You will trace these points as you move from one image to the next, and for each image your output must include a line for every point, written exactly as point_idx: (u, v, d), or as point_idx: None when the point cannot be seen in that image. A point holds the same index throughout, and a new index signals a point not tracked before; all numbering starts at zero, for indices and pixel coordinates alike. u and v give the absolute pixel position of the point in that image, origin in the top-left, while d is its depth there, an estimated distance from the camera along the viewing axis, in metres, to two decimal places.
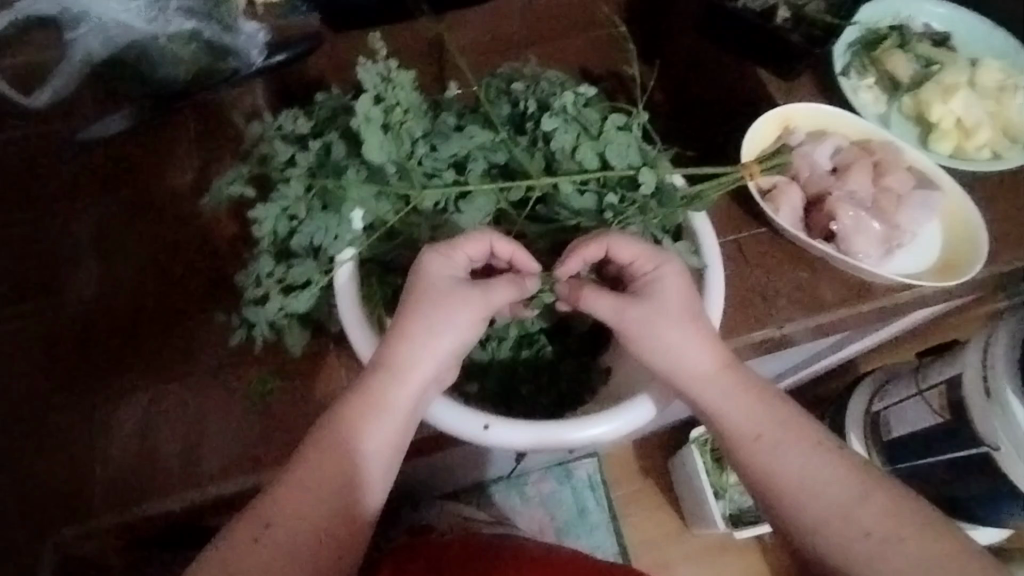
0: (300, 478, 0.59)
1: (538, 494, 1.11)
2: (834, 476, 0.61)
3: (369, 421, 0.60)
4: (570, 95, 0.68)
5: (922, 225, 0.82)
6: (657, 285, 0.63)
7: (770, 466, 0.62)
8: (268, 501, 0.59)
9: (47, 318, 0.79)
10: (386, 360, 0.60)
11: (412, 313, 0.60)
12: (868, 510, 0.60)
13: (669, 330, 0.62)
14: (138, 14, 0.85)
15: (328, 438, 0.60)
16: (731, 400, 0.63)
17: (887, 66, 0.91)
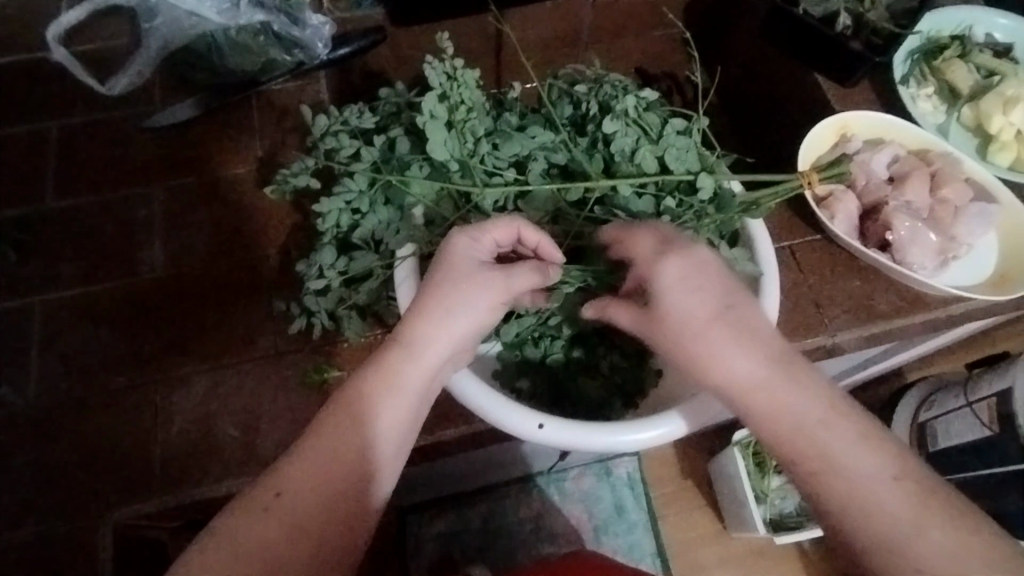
0: (326, 445, 0.55)
1: (578, 490, 1.12)
2: (890, 503, 0.52)
3: (384, 399, 0.57)
4: (632, 99, 0.69)
5: (977, 237, 0.81)
6: (665, 291, 0.59)
7: (827, 480, 0.54)
8: (290, 464, 0.55)
9: (113, 299, 0.82)
10: (404, 337, 0.59)
11: (437, 286, 0.59)
12: (923, 539, 0.51)
13: (686, 340, 0.58)
14: (212, 7, 0.81)
15: (350, 405, 0.56)
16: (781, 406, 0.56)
17: (947, 76, 0.90)
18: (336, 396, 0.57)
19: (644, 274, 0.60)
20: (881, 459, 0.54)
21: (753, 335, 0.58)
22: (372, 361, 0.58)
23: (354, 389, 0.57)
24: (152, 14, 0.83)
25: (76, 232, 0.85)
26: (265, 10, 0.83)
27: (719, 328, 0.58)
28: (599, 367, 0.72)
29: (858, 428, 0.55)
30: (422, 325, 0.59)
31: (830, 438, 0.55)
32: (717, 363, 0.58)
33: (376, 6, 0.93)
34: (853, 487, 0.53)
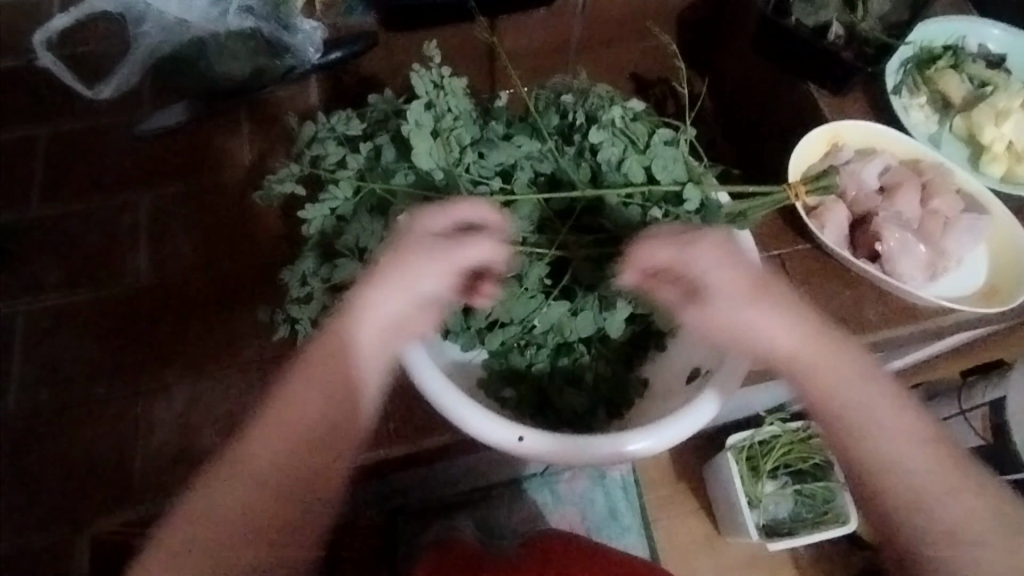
0: (283, 412, 0.55)
1: (571, 492, 1.10)
2: (923, 467, 0.55)
3: (342, 369, 0.56)
4: (619, 110, 0.69)
5: (968, 250, 0.80)
6: (710, 278, 0.57)
7: (875, 459, 0.56)
8: (247, 431, 0.55)
9: (100, 302, 0.83)
10: (351, 304, 0.57)
11: (401, 252, 0.58)
12: (960, 507, 0.55)
13: (738, 316, 0.57)
14: (199, 11, 0.81)
15: (302, 363, 0.56)
16: (837, 388, 0.57)
17: (940, 86, 0.89)
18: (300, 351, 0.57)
19: (677, 260, 0.57)
20: (913, 429, 0.57)
21: (792, 315, 0.58)
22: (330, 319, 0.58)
23: (310, 345, 0.57)
24: (139, 21, 0.84)
25: (66, 241, 0.86)
26: (253, 17, 0.83)
27: (760, 302, 0.57)
28: (585, 378, 0.71)
29: (891, 396, 0.57)
30: (379, 290, 0.57)
31: (873, 410, 0.57)
32: (768, 342, 0.57)
33: (370, 12, 0.89)
34: (894, 455, 0.56)
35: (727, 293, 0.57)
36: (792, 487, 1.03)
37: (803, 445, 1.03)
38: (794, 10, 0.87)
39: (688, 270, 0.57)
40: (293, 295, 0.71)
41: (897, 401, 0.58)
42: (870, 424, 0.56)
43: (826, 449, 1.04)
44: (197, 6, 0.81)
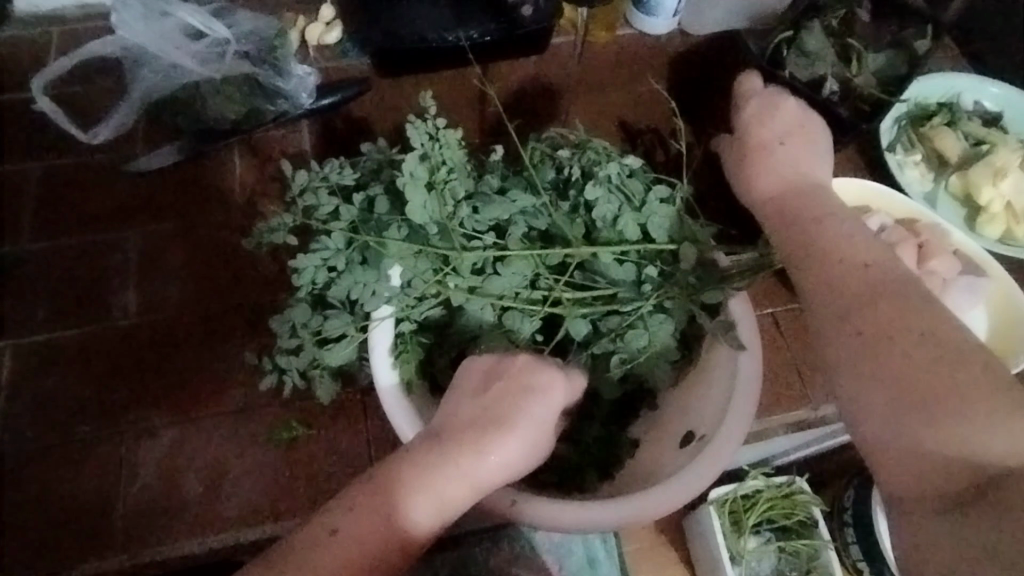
0: (359, 551, 0.53)
1: (548, 542, 1.02)
2: (896, 321, 0.53)
3: (415, 508, 0.55)
4: (615, 166, 0.69)
5: (967, 310, 0.80)
6: (748, 109, 0.69)
7: (807, 255, 0.59)
8: (319, 560, 0.52)
9: (79, 345, 0.79)
10: (445, 449, 0.56)
11: (503, 415, 0.57)
12: (873, 317, 0.53)
13: (747, 136, 0.67)
14: (195, 57, 0.87)
15: (397, 506, 0.54)
16: (812, 210, 0.62)
17: (935, 144, 0.90)
18: (386, 483, 0.55)
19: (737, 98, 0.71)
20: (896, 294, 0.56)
21: (806, 162, 0.66)
22: (429, 458, 0.56)
23: (409, 486, 0.55)
24: (139, 66, 0.87)
25: (54, 277, 0.83)
26: (252, 63, 0.87)
27: (774, 141, 0.66)
28: (580, 438, 0.70)
29: (872, 242, 0.58)
30: (494, 453, 0.56)
31: (867, 248, 0.58)
32: (762, 160, 0.66)
33: (364, 57, 0.91)
34: (838, 264, 0.57)
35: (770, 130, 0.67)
36: (774, 544, 0.99)
37: (787, 502, 0.98)
38: (788, 64, 0.88)
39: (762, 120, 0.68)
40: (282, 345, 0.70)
41: (885, 259, 0.57)
42: (844, 257, 0.57)
43: (813, 507, 0.98)
44: (200, 52, 0.87)
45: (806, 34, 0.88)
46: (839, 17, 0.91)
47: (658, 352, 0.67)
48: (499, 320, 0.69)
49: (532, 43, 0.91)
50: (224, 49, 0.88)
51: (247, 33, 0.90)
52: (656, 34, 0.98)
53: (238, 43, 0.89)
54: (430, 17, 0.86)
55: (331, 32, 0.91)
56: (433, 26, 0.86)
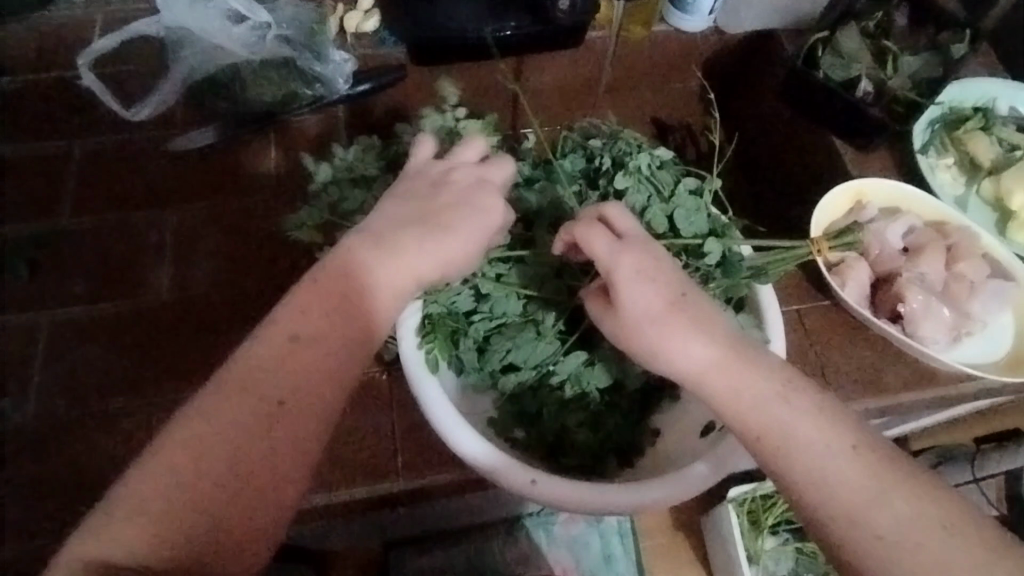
0: (319, 355, 0.52)
1: (566, 535, 1.08)
2: (900, 507, 0.49)
3: (354, 296, 0.54)
4: (646, 158, 0.70)
5: (993, 314, 0.80)
6: (622, 282, 0.54)
7: (784, 443, 0.52)
8: (276, 360, 0.52)
9: (116, 317, 0.81)
10: (374, 239, 0.55)
11: (434, 206, 0.58)
12: (887, 510, 0.49)
13: (656, 338, 0.54)
14: (238, 40, 0.88)
15: (349, 279, 0.54)
16: (749, 379, 0.54)
17: (969, 147, 0.89)
18: (315, 291, 0.54)
19: (609, 258, 0.55)
20: (787, 412, 0.52)
21: (716, 326, 0.55)
22: (361, 251, 0.55)
23: (342, 281, 0.54)
24: (180, 45, 0.89)
25: (91, 252, 0.84)
26: (291, 47, 0.89)
27: (677, 324, 0.54)
28: (603, 425, 0.70)
29: (814, 404, 0.53)
30: (432, 249, 0.56)
31: (800, 417, 0.52)
32: (679, 356, 0.54)
33: (400, 45, 0.93)
34: (808, 461, 0.51)
35: (636, 318, 0.54)
36: (792, 545, 1.02)
37: None
38: (822, 64, 0.89)
39: (602, 266, 0.55)
40: None
41: (831, 415, 0.53)
42: (790, 427, 0.52)
43: None
44: (241, 35, 0.88)
45: (842, 35, 0.89)
46: (876, 19, 0.92)
47: None
48: (523, 308, 0.70)
49: (565, 39, 0.93)
50: (264, 32, 0.89)
51: (287, 18, 0.91)
52: (691, 31, 0.98)
53: (279, 28, 0.90)
54: (467, 10, 0.88)
55: (369, 20, 0.92)
56: (468, 19, 0.88)
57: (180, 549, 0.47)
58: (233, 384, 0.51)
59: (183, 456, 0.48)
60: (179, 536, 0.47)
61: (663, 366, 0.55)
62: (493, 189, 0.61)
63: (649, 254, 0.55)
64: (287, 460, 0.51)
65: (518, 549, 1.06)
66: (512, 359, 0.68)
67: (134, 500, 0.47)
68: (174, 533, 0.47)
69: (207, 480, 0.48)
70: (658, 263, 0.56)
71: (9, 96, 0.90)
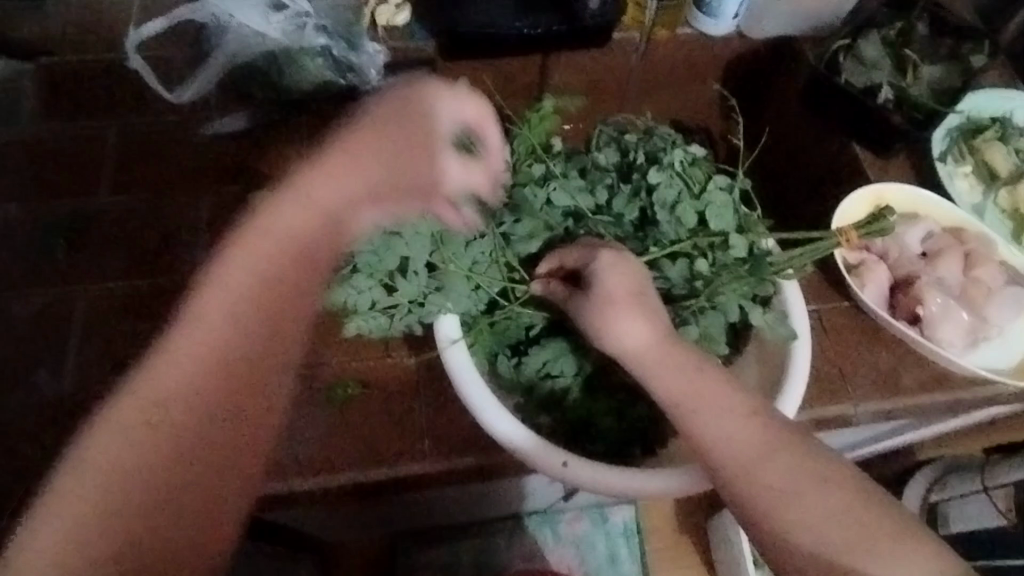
0: (210, 344, 0.58)
1: (572, 534, 1.10)
2: (789, 463, 0.56)
3: (261, 252, 0.60)
4: (680, 153, 0.71)
5: (1009, 321, 0.81)
6: (592, 274, 0.61)
7: (697, 418, 0.58)
8: (194, 361, 0.57)
9: (145, 293, 0.82)
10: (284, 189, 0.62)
11: (365, 138, 0.64)
12: (772, 468, 0.56)
13: (602, 319, 0.60)
14: (278, 28, 0.88)
15: (254, 248, 0.60)
16: (680, 368, 0.59)
17: (987, 157, 0.91)
18: (232, 254, 0.60)
19: (583, 256, 0.63)
20: (705, 378, 0.59)
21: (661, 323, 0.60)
22: (268, 211, 0.62)
23: (254, 243, 0.60)
24: (221, 30, 0.89)
25: (120, 231, 0.85)
26: (327, 36, 0.89)
27: (629, 308, 0.60)
28: (626, 416, 0.71)
29: (728, 387, 0.59)
30: (353, 181, 0.63)
31: (714, 396, 0.58)
32: (621, 337, 0.59)
33: (430, 39, 0.93)
34: (716, 429, 0.57)
35: (598, 298, 0.60)
36: None
37: None
38: (844, 70, 0.91)
39: (580, 262, 0.64)
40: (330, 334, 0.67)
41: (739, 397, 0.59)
42: (700, 396, 0.58)
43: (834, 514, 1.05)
44: (279, 22, 0.88)
45: (863, 43, 0.91)
46: (898, 28, 0.93)
47: (708, 343, 0.70)
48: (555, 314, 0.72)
49: (594, 38, 0.93)
50: (303, 21, 0.89)
51: (325, 7, 0.91)
52: (714, 36, 0.98)
53: (317, 17, 0.90)
54: (498, 6, 0.89)
55: (400, 14, 0.92)
56: (499, 15, 0.89)
57: (126, 543, 0.53)
58: (133, 393, 0.56)
59: (107, 465, 0.54)
60: (121, 527, 0.53)
61: (607, 346, 0.61)
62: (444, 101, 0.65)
63: (624, 257, 0.61)
64: (200, 452, 0.56)
65: (526, 545, 1.07)
66: (549, 369, 0.71)
67: (69, 507, 0.52)
68: (113, 526, 0.53)
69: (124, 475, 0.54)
70: (621, 261, 0.61)
71: (46, 78, 0.91)
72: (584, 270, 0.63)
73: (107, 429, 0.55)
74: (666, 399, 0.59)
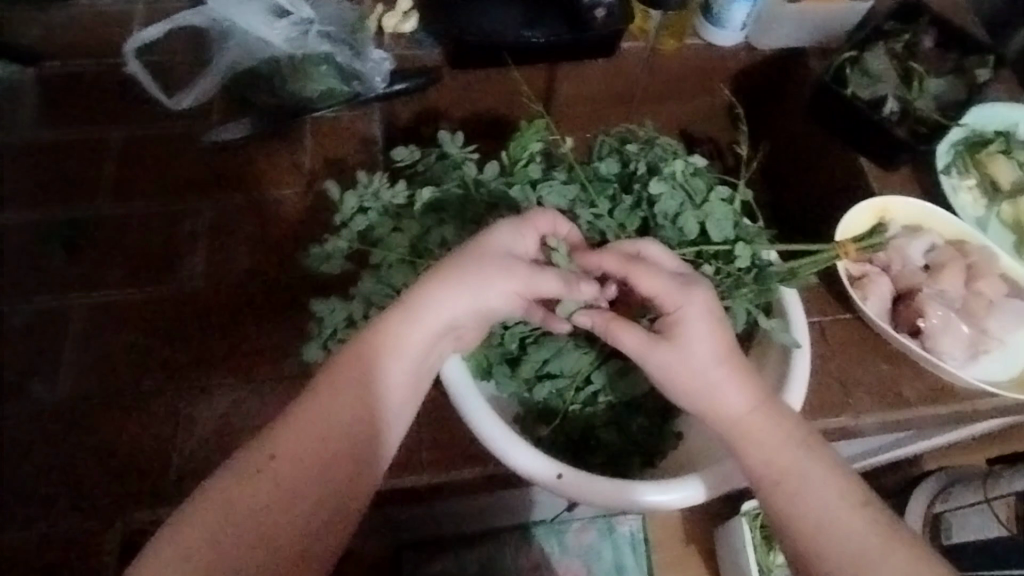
0: (336, 427, 0.56)
1: (578, 544, 1.10)
2: (826, 490, 0.56)
3: (388, 364, 0.58)
4: (681, 163, 0.71)
5: (1010, 332, 0.81)
6: (686, 326, 0.58)
7: (757, 448, 0.58)
8: (317, 438, 0.55)
9: (148, 300, 0.83)
10: (405, 304, 0.59)
11: (476, 259, 0.60)
12: (817, 494, 0.56)
13: (697, 372, 0.58)
14: (281, 35, 0.90)
15: (376, 359, 0.58)
16: (767, 424, 0.58)
17: (990, 170, 0.91)
18: (350, 366, 0.57)
19: (675, 298, 0.58)
20: (788, 434, 0.58)
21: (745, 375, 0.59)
22: (385, 330, 0.58)
23: (376, 361, 0.58)
24: (225, 37, 0.92)
25: (125, 238, 0.86)
26: (332, 43, 0.91)
27: (727, 365, 0.58)
28: (627, 425, 0.72)
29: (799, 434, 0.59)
30: (462, 306, 0.59)
31: (774, 432, 0.58)
32: (721, 395, 0.58)
33: (436, 47, 0.95)
34: (767, 449, 0.58)
35: (696, 357, 0.58)
36: None
37: None
38: (850, 83, 0.91)
39: (667, 300, 0.59)
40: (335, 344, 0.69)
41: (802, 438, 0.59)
42: (751, 423, 0.58)
43: None
44: (281, 28, 0.90)
45: (869, 56, 0.91)
46: (904, 41, 0.93)
47: None
48: None
49: (602, 46, 0.95)
50: (306, 27, 0.91)
51: (328, 15, 0.93)
52: (724, 45, 1.01)
53: (321, 24, 0.92)
54: (508, 18, 0.92)
55: (407, 21, 0.95)
56: (507, 25, 0.92)
57: None
58: (249, 454, 0.55)
59: (210, 520, 0.52)
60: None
61: (693, 397, 0.58)
62: (546, 219, 0.63)
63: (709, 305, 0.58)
64: (309, 521, 0.54)
65: (532, 556, 1.07)
66: (548, 368, 0.70)
67: (180, 542, 0.51)
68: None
69: (239, 527, 0.52)
70: (712, 316, 0.58)
71: (52, 84, 0.92)
72: (667, 315, 0.59)
73: (218, 491, 0.53)
74: (756, 463, 0.58)
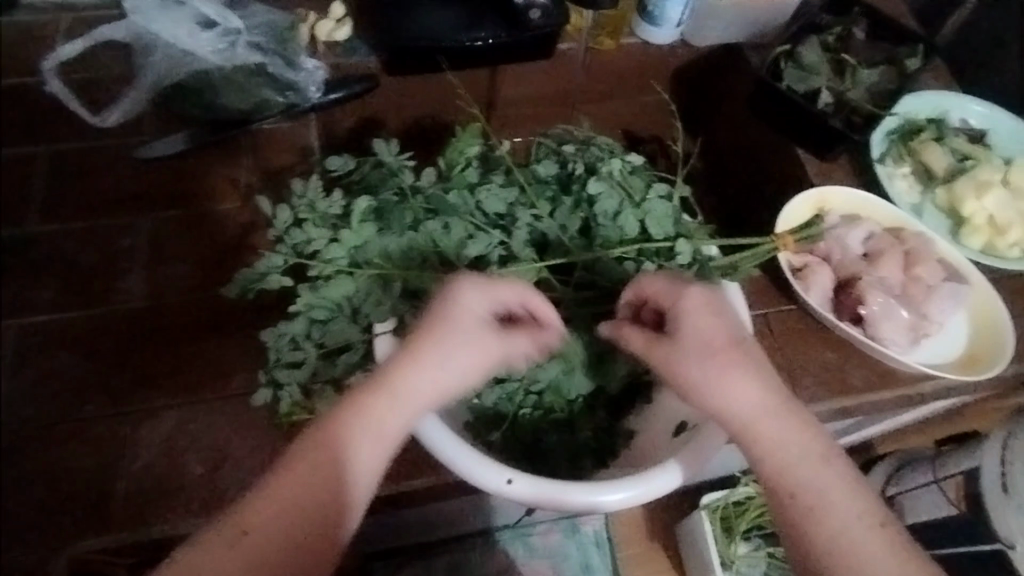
0: (315, 498, 0.53)
1: (544, 546, 1.09)
2: (824, 472, 0.58)
3: (365, 438, 0.56)
4: (618, 163, 0.71)
5: (948, 316, 0.83)
6: (687, 320, 0.60)
7: (759, 435, 0.58)
8: (291, 506, 0.53)
9: None
10: (387, 379, 0.57)
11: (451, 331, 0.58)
12: (815, 474, 0.57)
13: (709, 368, 0.59)
14: (208, 47, 0.83)
15: (354, 432, 0.55)
16: (779, 420, 0.59)
17: (923, 157, 0.92)
18: (327, 439, 0.55)
19: (669, 293, 0.62)
20: (797, 425, 0.59)
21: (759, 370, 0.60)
22: (362, 404, 0.56)
23: (352, 434, 0.55)
24: (148, 50, 0.84)
25: None
26: (262, 53, 0.85)
27: (734, 363, 0.59)
28: (578, 424, 0.72)
29: (807, 427, 0.59)
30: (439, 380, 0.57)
31: (778, 421, 0.59)
32: (729, 388, 0.59)
33: (372, 54, 0.90)
34: (767, 434, 0.58)
35: (702, 350, 0.59)
36: (764, 550, 1.04)
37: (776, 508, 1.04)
38: (786, 76, 0.91)
39: (665, 299, 0.62)
40: (281, 360, 0.68)
41: (807, 429, 0.59)
42: (750, 409, 0.59)
43: None
44: (208, 40, 0.83)
45: (804, 49, 0.92)
46: (836, 34, 0.95)
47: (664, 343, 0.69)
48: None
49: (538, 46, 0.89)
50: (234, 37, 0.84)
51: (258, 23, 0.86)
52: (658, 42, 0.99)
53: (250, 33, 0.85)
54: (441, 20, 0.85)
55: (341, 29, 0.89)
56: (447, 26, 0.85)
57: None
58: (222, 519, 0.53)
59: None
60: None
61: (707, 394, 0.59)
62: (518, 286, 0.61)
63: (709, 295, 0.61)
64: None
65: (497, 559, 1.07)
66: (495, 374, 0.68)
67: None
68: None
69: None
70: (710, 306, 0.61)
71: None
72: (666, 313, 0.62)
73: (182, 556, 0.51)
74: (779, 468, 0.58)
